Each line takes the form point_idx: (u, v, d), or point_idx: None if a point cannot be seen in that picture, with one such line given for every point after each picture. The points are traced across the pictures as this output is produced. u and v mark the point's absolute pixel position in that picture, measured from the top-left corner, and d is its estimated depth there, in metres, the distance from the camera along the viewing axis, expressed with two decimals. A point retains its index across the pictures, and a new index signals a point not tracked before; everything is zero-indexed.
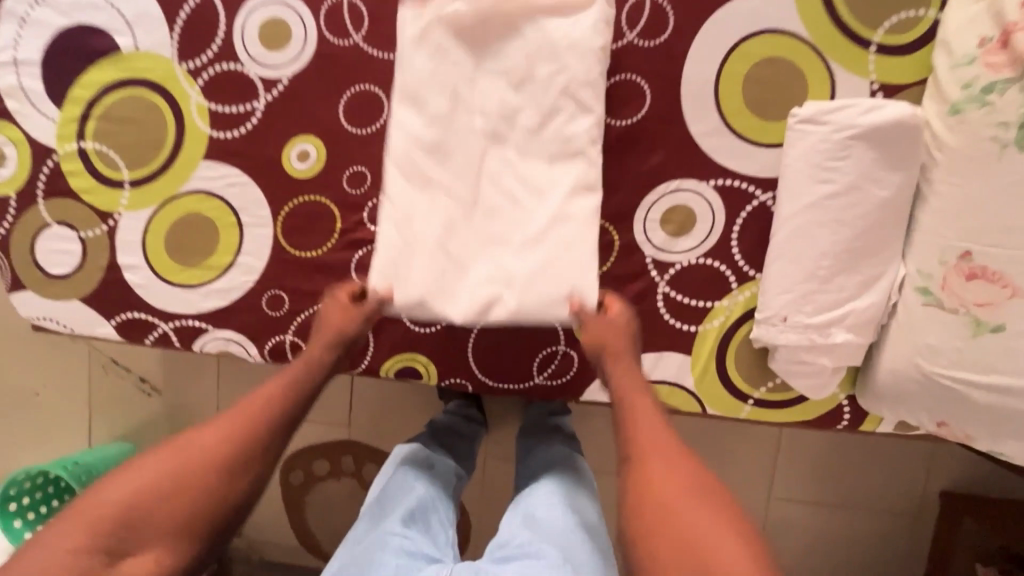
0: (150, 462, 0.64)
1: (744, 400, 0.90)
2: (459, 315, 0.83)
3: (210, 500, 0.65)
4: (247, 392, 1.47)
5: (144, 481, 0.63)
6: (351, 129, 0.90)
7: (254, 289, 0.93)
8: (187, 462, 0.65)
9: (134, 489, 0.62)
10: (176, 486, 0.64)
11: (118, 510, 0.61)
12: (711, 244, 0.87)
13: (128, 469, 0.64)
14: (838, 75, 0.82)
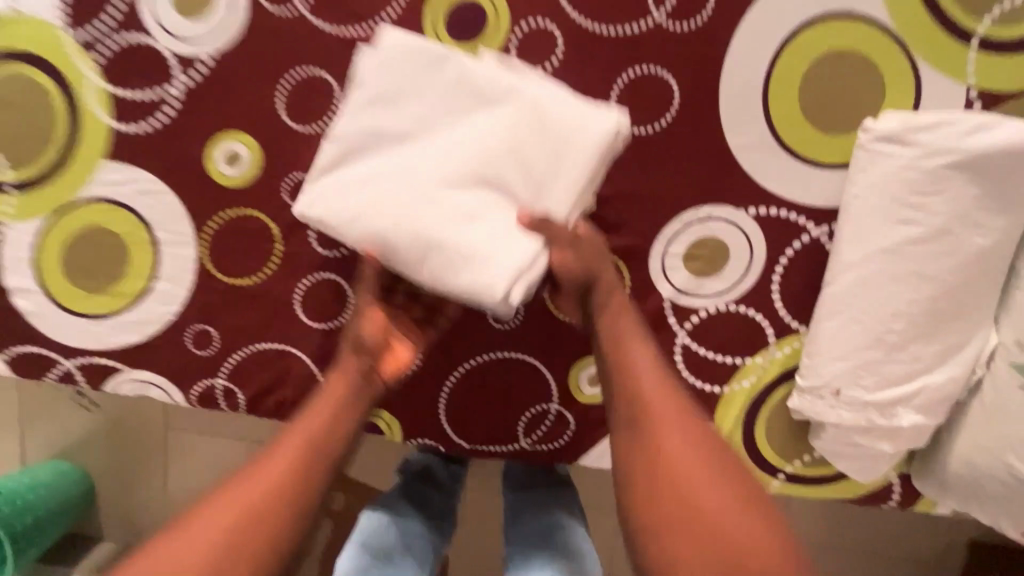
0: (286, 458, 0.58)
1: (773, 475, 0.74)
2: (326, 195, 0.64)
3: (315, 478, 0.58)
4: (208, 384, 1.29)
5: (260, 487, 0.56)
6: (292, 125, 0.70)
7: (176, 322, 0.75)
8: (295, 468, 0.57)
9: (267, 488, 0.56)
10: (268, 480, 0.56)
11: (240, 524, 0.54)
12: (743, 289, 0.69)
13: (230, 498, 0.55)
14: (927, 78, 0.63)
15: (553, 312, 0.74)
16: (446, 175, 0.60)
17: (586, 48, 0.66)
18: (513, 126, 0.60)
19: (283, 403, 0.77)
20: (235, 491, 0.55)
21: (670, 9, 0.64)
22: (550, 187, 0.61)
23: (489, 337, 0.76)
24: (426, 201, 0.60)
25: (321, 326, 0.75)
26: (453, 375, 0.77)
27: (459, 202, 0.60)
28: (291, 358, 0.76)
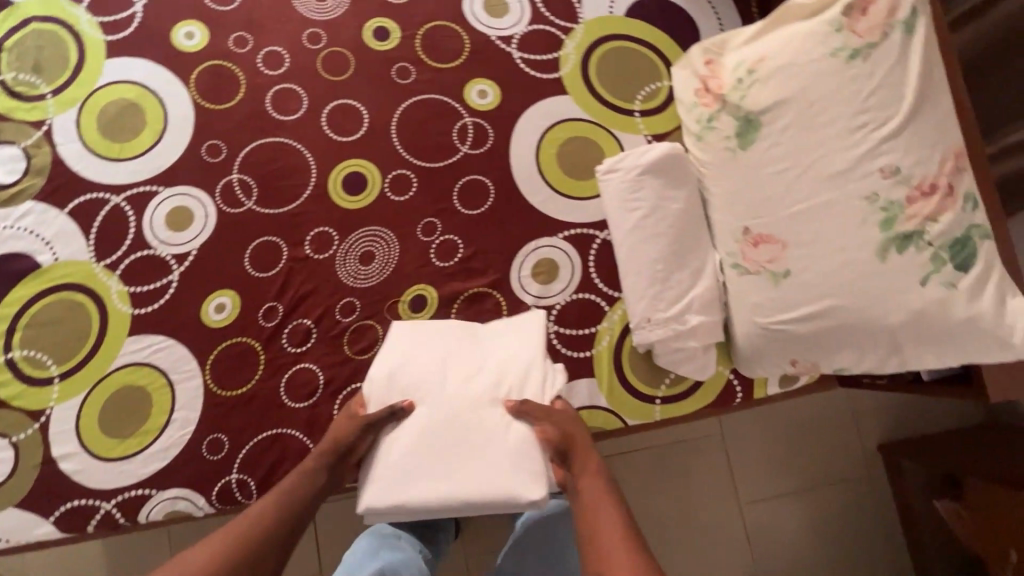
0: (234, 535, 0.79)
1: (653, 401, 1.03)
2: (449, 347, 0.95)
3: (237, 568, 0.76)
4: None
5: (218, 547, 0.77)
6: (257, 273, 1.05)
7: (194, 439, 1.00)
8: (246, 538, 0.79)
9: (218, 548, 0.77)
10: (220, 545, 0.77)
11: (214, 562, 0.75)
12: (576, 283, 1.06)
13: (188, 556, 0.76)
14: (622, 137, 1.10)
15: None
16: (462, 388, 0.92)
17: (430, 178, 1.09)
18: (512, 452, 0.88)
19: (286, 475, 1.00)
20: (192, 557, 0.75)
21: (470, 145, 1.10)
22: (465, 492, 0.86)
23: None
24: (438, 432, 0.89)
25: (303, 404, 1.01)
26: None
27: (429, 416, 0.90)
28: (287, 438, 1.00)
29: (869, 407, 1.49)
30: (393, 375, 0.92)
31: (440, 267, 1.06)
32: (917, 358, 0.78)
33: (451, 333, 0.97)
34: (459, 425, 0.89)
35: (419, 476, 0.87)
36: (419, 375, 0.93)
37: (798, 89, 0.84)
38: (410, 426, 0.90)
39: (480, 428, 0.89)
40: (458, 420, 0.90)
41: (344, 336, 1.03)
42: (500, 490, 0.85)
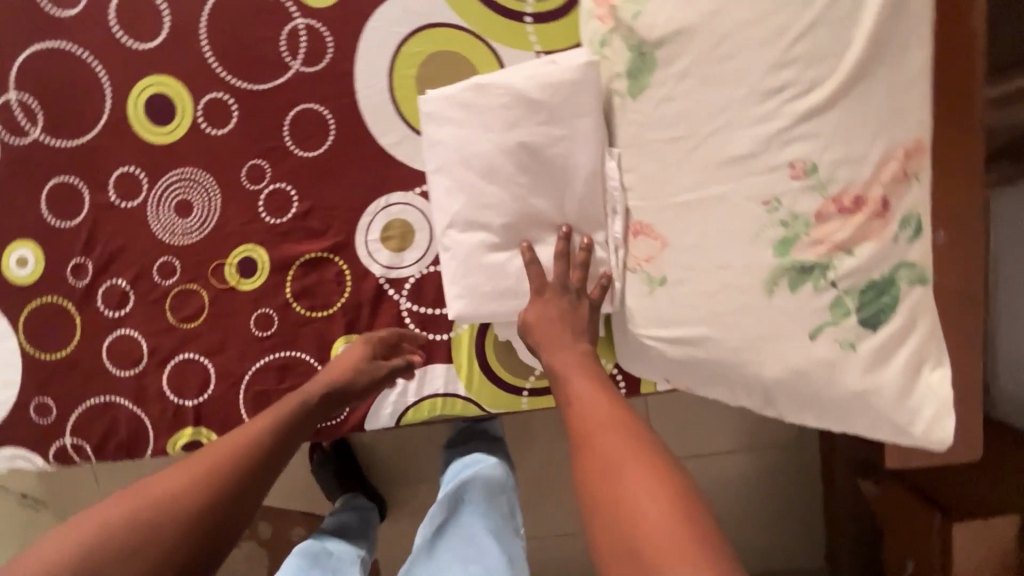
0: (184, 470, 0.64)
1: (518, 394, 0.89)
2: (491, 156, 0.73)
3: None
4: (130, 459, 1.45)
5: (171, 482, 0.62)
6: (58, 222, 0.88)
7: (20, 401, 0.93)
8: (213, 469, 0.65)
9: (170, 487, 0.61)
10: (182, 479, 0.62)
11: (129, 510, 0.58)
12: (434, 253, 0.86)
13: (134, 490, 0.61)
14: (505, 55, 0.80)
15: (293, 304, 0.88)
16: (555, 202, 0.72)
17: (255, 104, 0.84)
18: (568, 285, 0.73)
19: (121, 444, 0.94)
20: (98, 515, 0.58)
21: (303, 60, 0.82)
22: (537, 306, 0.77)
23: (254, 348, 0.90)
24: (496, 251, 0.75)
25: (130, 372, 0.91)
26: (243, 383, 0.92)
27: (466, 241, 0.76)
28: (116, 406, 0.93)
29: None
30: (478, 180, 0.74)
31: (271, 223, 0.87)
32: (795, 412, 0.59)
33: (535, 134, 0.70)
34: (470, 255, 0.77)
35: (473, 291, 0.78)
36: (477, 186, 0.74)
37: (704, 13, 0.55)
38: (476, 241, 0.76)
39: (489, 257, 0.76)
40: (503, 232, 0.74)
41: (167, 300, 0.89)
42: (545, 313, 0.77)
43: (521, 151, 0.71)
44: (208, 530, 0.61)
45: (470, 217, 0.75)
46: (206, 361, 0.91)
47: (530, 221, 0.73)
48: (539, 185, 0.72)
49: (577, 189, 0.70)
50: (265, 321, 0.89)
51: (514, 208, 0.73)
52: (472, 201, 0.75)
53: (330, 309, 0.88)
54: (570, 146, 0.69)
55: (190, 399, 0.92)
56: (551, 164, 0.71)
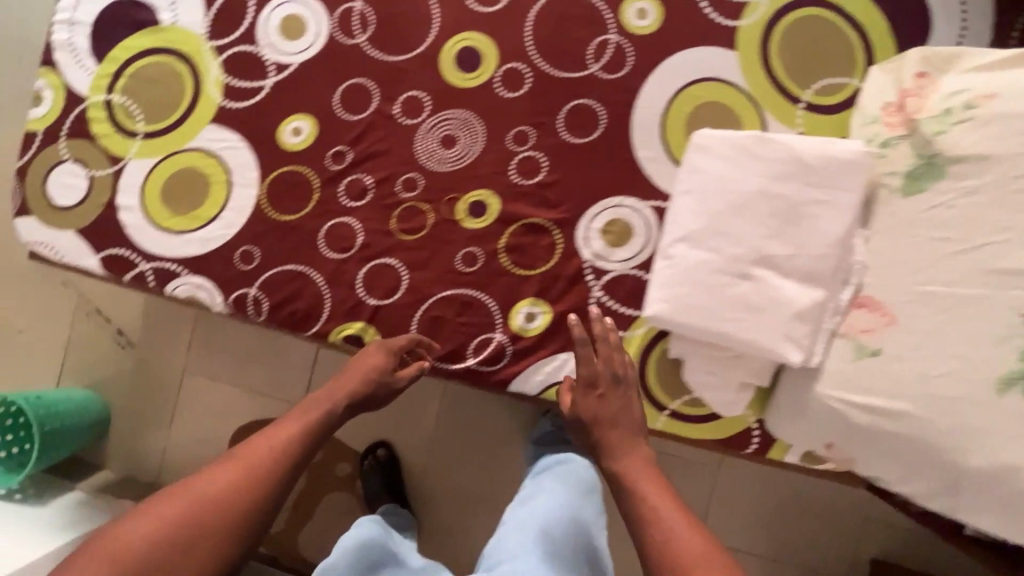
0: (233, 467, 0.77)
1: (660, 410, 0.95)
2: (748, 194, 0.82)
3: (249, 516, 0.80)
4: (229, 338, 1.53)
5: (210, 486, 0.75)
6: (341, 113, 1.02)
7: (230, 243, 1.03)
8: (248, 471, 0.77)
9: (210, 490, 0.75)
10: (228, 479, 0.76)
11: (172, 517, 0.71)
12: (643, 259, 0.95)
13: (179, 494, 0.74)
14: (771, 124, 0.93)
15: (501, 254, 0.98)
16: (791, 253, 0.80)
17: (547, 84, 0.98)
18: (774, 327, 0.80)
19: (295, 313, 1.03)
20: (160, 511, 0.72)
21: (602, 66, 0.97)
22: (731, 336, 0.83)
23: (449, 277, 0.99)
24: (716, 274, 0.83)
25: (336, 256, 1.01)
26: (424, 303, 1.00)
27: (689, 256, 0.85)
28: (307, 278, 1.02)
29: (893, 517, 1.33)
30: (726, 210, 0.83)
31: (514, 181, 0.98)
32: (971, 503, 0.69)
33: (797, 191, 0.80)
34: (688, 269, 0.85)
35: (677, 300, 0.86)
36: (722, 215, 0.83)
37: (1009, 151, 0.67)
38: (701, 259, 0.84)
39: (707, 277, 0.84)
40: (731, 261, 0.82)
41: (397, 209, 1.00)
42: (736, 346, 0.83)
43: (778, 200, 0.80)
44: (231, 530, 0.74)
45: (704, 239, 0.84)
46: (403, 272, 1.00)
47: (761, 260, 0.81)
48: (783, 234, 0.80)
49: (818, 249, 0.78)
50: (471, 259, 0.99)
51: (751, 244, 0.81)
52: (712, 226, 0.84)
53: (531, 271, 0.98)
54: (827, 212, 0.78)
55: (375, 298, 1.01)
56: (801, 220, 0.79)
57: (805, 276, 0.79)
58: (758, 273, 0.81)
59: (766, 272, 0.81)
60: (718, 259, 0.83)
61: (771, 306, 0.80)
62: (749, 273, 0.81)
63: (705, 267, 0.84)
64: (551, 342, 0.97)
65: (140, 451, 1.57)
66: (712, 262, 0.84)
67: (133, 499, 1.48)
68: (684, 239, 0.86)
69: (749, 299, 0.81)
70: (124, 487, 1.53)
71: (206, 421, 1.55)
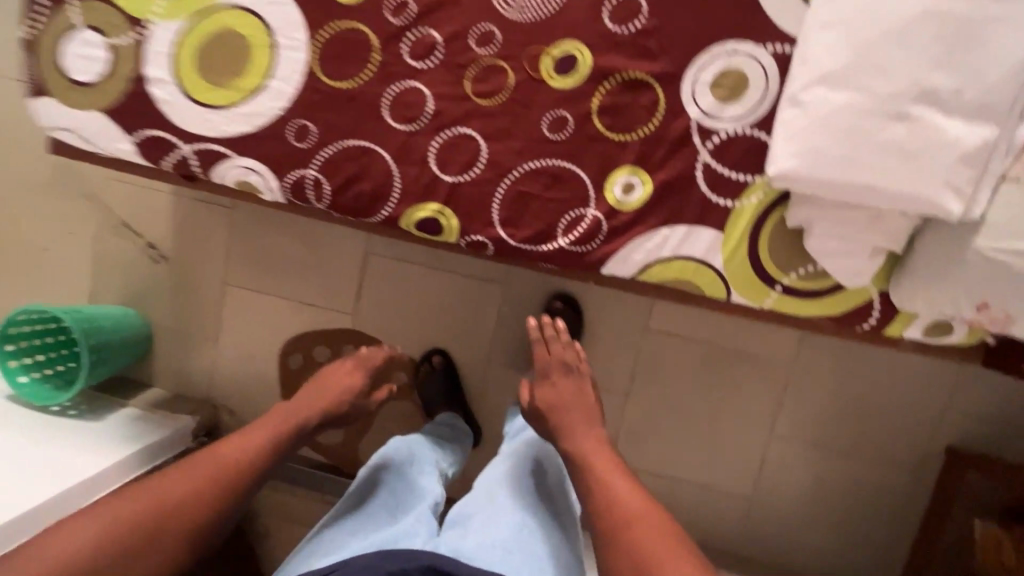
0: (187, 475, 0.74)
1: (771, 286, 0.87)
2: (908, 18, 0.70)
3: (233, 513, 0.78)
4: (269, 248, 1.44)
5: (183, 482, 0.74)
6: None
7: (281, 117, 0.91)
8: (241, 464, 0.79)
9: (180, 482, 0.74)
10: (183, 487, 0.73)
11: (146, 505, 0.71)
12: (759, 115, 0.83)
13: (184, 472, 0.75)
14: None
15: (594, 118, 0.87)
16: (958, 85, 0.68)
17: None
18: (931, 174, 0.70)
19: (361, 196, 0.92)
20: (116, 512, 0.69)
21: None
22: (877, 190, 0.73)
23: (534, 148, 0.89)
24: (862, 118, 0.72)
25: (405, 128, 0.90)
26: (507, 178, 0.89)
27: (829, 100, 0.73)
28: (372, 156, 0.91)
29: (971, 403, 1.31)
30: (878, 40, 0.71)
31: (609, 30, 0.85)
32: None
33: (972, 9, 0.67)
34: (828, 115, 0.73)
35: (812, 153, 0.75)
36: (874, 46, 0.71)
37: None
38: (845, 102, 0.73)
39: (852, 122, 0.72)
40: (882, 100, 0.71)
41: (473, 69, 0.88)
42: (881, 201, 0.73)
43: (947, 22, 0.68)
44: (240, 487, 0.78)
45: (850, 76, 0.72)
46: (482, 144, 0.89)
47: (920, 96, 0.70)
48: (950, 63, 0.69)
49: (994, 77, 0.67)
50: (559, 124, 0.88)
51: (909, 78, 0.70)
52: (861, 60, 0.72)
53: (629, 135, 0.86)
54: (1006, 32, 0.67)
55: (450, 175, 0.90)
56: (974, 44, 0.68)
57: (973, 112, 0.69)
58: (916, 112, 0.70)
59: (925, 110, 0.70)
60: (866, 100, 0.72)
61: (928, 150, 0.70)
62: (905, 113, 0.71)
63: (850, 110, 0.72)
64: (651, 216, 0.88)
65: (185, 368, 1.52)
66: (859, 104, 0.72)
67: (186, 414, 1.45)
68: (823, 79, 0.74)
69: (902, 144, 0.71)
70: (173, 403, 1.50)
71: (251, 336, 1.49)
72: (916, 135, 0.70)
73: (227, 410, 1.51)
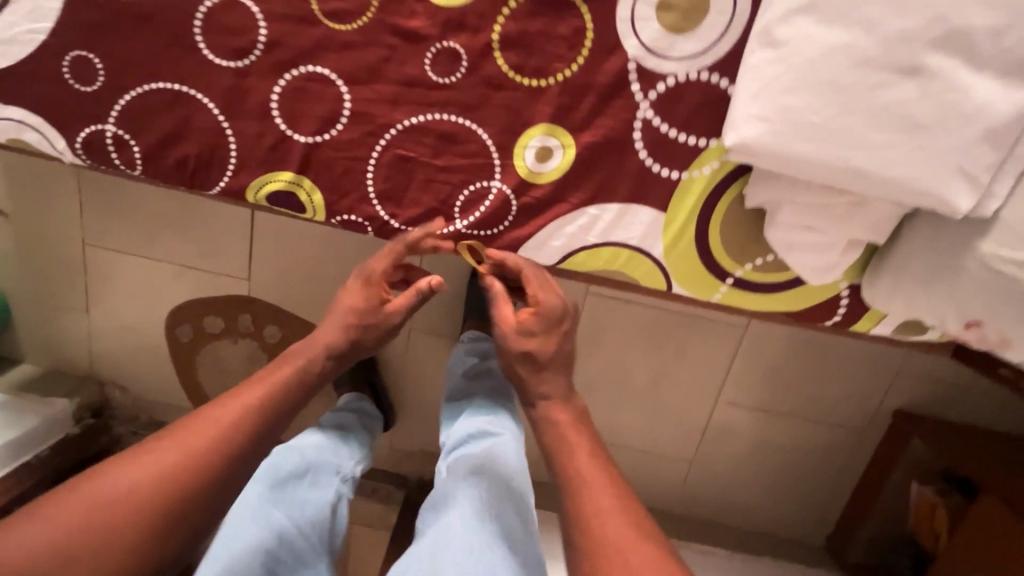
0: (121, 465, 0.57)
1: (722, 279, 0.69)
2: None
3: (196, 485, 0.58)
4: (133, 200, 1.17)
5: (164, 465, 0.57)
6: None
7: (50, 48, 0.63)
8: (210, 438, 0.60)
9: (171, 460, 0.58)
10: (107, 488, 0.55)
11: (130, 495, 0.55)
12: (720, 53, 0.60)
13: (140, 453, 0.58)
14: None
15: (496, 54, 0.63)
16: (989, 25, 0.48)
17: None
18: (936, 153, 0.52)
19: (187, 162, 0.68)
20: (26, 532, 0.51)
21: None
22: (864, 174, 0.54)
23: (416, 95, 0.65)
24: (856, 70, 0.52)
25: (231, 65, 0.63)
26: (382, 139, 0.66)
27: (813, 39, 0.52)
28: (194, 107, 0.65)
29: (937, 368, 1.17)
30: None
31: None
32: None
33: None
34: (808, 64, 0.52)
35: (783, 119, 0.54)
36: None
37: None
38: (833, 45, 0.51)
39: (841, 76, 0.52)
40: (884, 44, 0.51)
41: None
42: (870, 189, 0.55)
43: None
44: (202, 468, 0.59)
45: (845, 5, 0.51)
46: (343, 90, 0.64)
47: (935, 41, 0.50)
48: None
49: None
50: (449, 62, 0.63)
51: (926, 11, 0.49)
52: None
53: (543, 81, 0.63)
54: None
55: (304, 135, 0.66)
56: None
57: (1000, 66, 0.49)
58: (928, 64, 0.50)
59: (940, 61, 0.50)
60: (861, 44, 0.51)
61: (935, 118, 0.51)
62: (911, 66, 0.51)
63: (840, 59, 0.52)
64: (573, 190, 0.67)
65: (59, 343, 1.30)
66: (850, 50, 0.51)
67: (64, 397, 1.26)
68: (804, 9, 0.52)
69: (903, 113, 0.52)
70: (52, 382, 1.30)
71: (131, 305, 1.26)
72: (921, 99, 0.51)
73: (119, 387, 1.34)
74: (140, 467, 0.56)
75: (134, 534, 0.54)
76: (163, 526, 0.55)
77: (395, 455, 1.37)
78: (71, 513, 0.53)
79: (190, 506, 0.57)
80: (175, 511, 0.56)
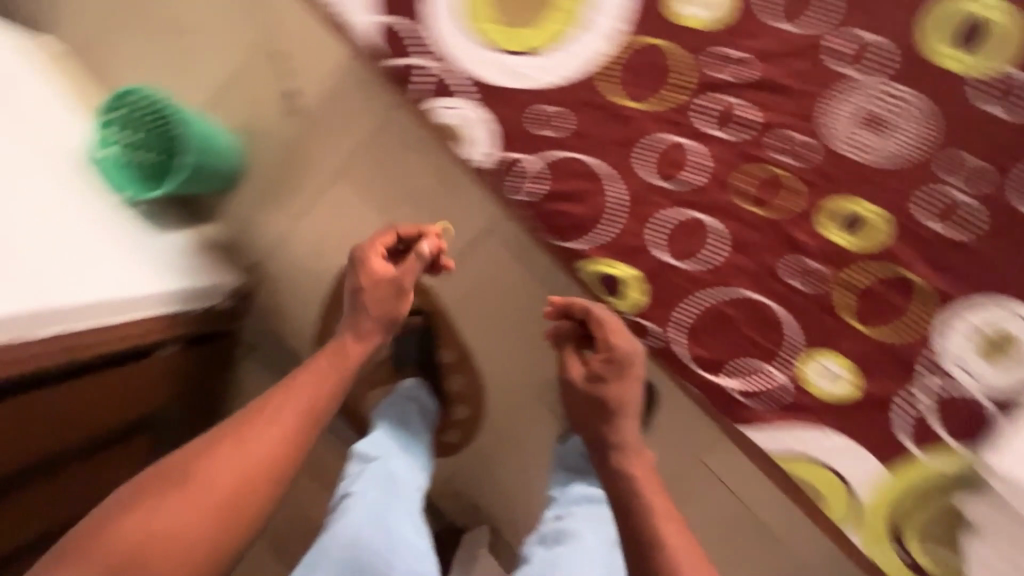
0: (200, 468, 0.61)
1: (896, 542, 0.81)
2: None
3: (254, 493, 0.62)
4: (402, 164, 1.30)
5: (230, 479, 0.61)
6: (765, 19, 0.75)
7: (540, 94, 0.80)
8: (263, 457, 0.64)
9: (226, 485, 0.61)
10: (180, 504, 0.59)
11: (200, 508, 0.59)
12: (1006, 394, 0.74)
13: (211, 457, 0.62)
14: None
15: (841, 291, 0.77)
16: None
17: None
18: None
19: (567, 216, 0.82)
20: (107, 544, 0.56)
21: None
22: None
23: (762, 280, 0.79)
24: None
25: (653, 181, 0.79)
26: (717, 292, 0.80)
27: None
28: (602, 187, 0.81)
29: None
30: None
31: (918, 218, 0.74)
32: None
33: None
34: None
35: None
36: None
37: None
38: None
39: None
40: None
41: (758, 169, 0.77)
42: None
43: None
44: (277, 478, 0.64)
45: None
46: (715, 244, 0.79)
47: None
48: None
49: None
50: (804, 275, 0.78)
51: None
52: None
53: (862, 328, 0.77)
54: None
55: (665, 253, 0.80)
56: None
57: None
58: None
59: None
60: None
61: None
62: None
63: None
64: (829, 413, 0.79)
65: (251, 226, 1.38)
66: None
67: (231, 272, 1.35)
68: None
69: None
70: (227, 252, 1.38)
71: (328, 235, 1.35)
72: None
73: (267, 288, 1.40)
74: (200, 481, 0.60)
75: (205, 538, 0.59)
76: (228, 525, 0.60)
77: (444, 488, 1.41)
78: (150, 523, 0.57)
79: (259, 511, 0.62)
80: (233, 516, 0.61)
